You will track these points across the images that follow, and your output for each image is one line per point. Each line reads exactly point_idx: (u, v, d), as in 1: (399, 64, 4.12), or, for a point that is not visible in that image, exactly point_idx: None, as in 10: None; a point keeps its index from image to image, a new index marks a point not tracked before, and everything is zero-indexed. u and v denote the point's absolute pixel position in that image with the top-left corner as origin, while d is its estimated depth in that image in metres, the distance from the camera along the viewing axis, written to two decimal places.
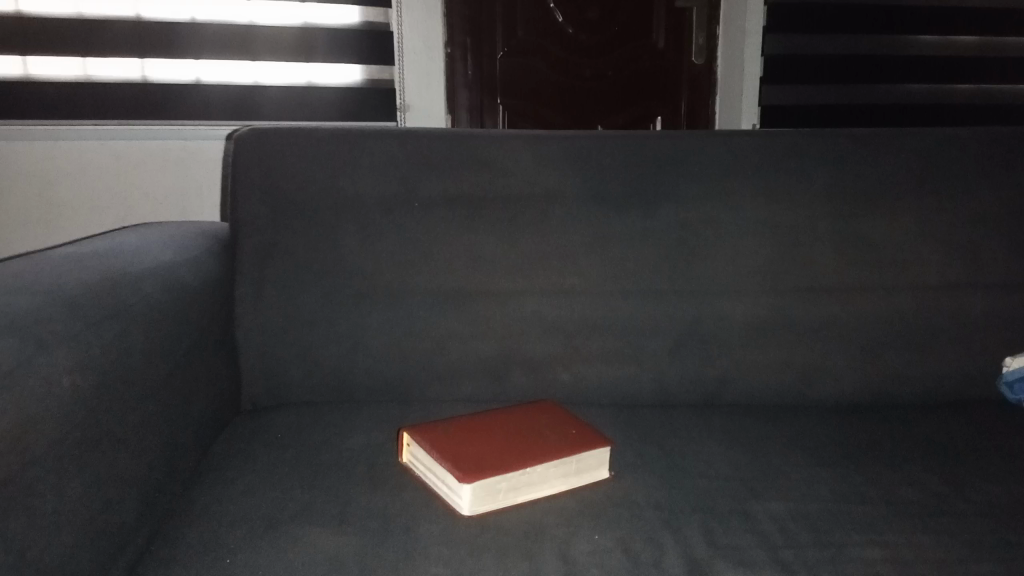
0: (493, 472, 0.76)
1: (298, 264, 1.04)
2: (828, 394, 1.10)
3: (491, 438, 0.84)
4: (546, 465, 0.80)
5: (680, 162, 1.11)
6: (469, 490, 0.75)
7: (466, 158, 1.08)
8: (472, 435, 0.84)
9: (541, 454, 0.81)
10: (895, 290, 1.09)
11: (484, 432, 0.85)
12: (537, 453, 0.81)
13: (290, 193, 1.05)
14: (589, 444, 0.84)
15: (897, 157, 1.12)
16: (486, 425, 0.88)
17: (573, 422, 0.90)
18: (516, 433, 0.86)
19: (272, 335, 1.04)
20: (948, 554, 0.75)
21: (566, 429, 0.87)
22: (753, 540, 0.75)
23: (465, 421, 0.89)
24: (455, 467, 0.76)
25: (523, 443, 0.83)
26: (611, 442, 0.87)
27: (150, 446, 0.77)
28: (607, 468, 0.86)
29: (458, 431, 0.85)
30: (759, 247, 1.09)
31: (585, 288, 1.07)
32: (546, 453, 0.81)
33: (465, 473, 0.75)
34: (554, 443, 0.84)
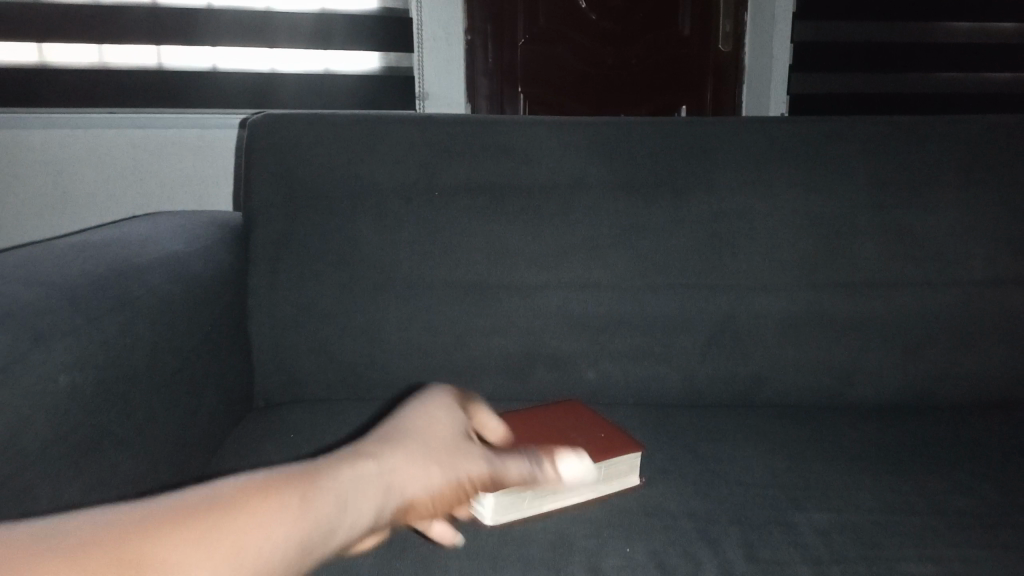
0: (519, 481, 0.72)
1: (313, 255, 1.00)
2: (867, 396, 1.04)
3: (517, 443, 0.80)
4: None
5: (713, 149, 1.05)
6: (492, 499, 0.72)
7: (488, 145, 1.03)
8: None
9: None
10: (942, 287, 1.03)
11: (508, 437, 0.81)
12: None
13: (305, 181, 1.01)
14: (620, 450, 0.79)
15: (943, 144, 1.06)
16: (509, 428, 0.84)
17: (601, 425, 0.85)
18: (542, 437, 0.82)
19: (287, 329, 1.00)
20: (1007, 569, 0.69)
21: (596, 432, 0.83)
22: (795, 554, 0.71)
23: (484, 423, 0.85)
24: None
25: (550, 448, 0.79)
26: (642, 446, 0.82)
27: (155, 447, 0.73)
28: (637, 474, 0.82)
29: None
30: (796, 240, 1.04)
31: (612, 283, 1.02)
32: (574, 457, 0.77)
33: None
34: (581, 447, 0.79)
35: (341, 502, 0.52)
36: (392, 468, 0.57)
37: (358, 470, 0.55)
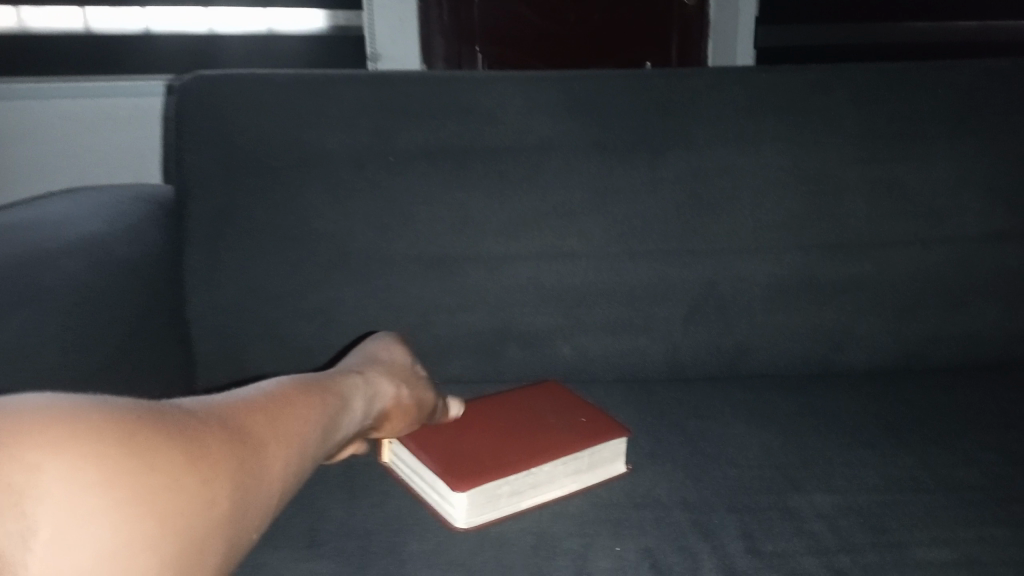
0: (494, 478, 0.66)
1: (255, 231, 0.90)
2: (859, 362, 0.98)
3: (488, 434, 0.73)
4: (554, 463, 0.69)
5: (688, 104, 0.96)
6: (465, 498, 0.65)
7: (447, 103, 0.93)
8: (463, 432, 0.74)
9: (546, 449, 0.70)
10: (935, 243, 0.97)
11: (479, 428, 0.74)
12: (539, 448, 0.70)
13: (243, 149, 0.90)
14: (603, 435, 0.73)
15: (935, 91, 0.98)
16: (478, 417, 0.77)
17: (580, 408, 0.78)
18: (514, 426, 0.75)
19: (230, 314, 0.90)
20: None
21: (575, 416, 0.76)
22: (800, 544, 0.65)
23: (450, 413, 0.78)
24: (447, 476, 0.66)
25: (524, 439, 0.72)
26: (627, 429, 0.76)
27: None
28: (623, 460, 0.75)
29: (446, 428, 0.74)
30: (782, 199, 0.96)
31: (587, 252, 0.94)
32: (552, 447, 0.70)
33: (458, 479, 0.65)
34: (559, 435, 0.73)
35: (350, 400, 0.64)
36: (379, 392, 0.68)
37: (353, 379, 0.66)
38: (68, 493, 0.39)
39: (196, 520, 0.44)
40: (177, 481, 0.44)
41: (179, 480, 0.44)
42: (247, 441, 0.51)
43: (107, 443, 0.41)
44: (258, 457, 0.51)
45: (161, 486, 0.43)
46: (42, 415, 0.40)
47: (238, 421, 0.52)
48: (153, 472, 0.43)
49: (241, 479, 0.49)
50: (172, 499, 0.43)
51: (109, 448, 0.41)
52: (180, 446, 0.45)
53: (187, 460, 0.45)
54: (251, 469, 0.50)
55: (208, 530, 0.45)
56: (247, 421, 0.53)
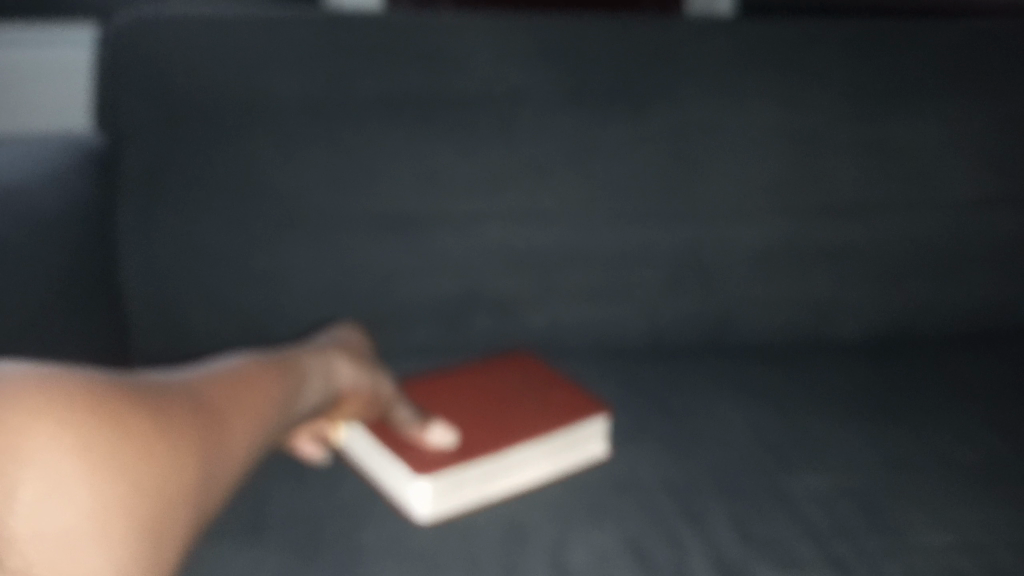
0: (459, 463, 0.61)
1: (197, 187, 0.81)
2: (848, 333, 0.93)
3: (456, 408, 0.68)
4: (528, 446, 0.64)
5: (672, 56, 0.89)
6: (428, 485, 0.60)
7: (412, 50, 0.85)
8: (429, 404, 0.68)
9: (518, 430, 0.65)
10: (927, 208, 0.92)
11: (446, 400, 0.69)
12: (511, 429, 0.65)
13: (183, 95, 0.81)
14: (581, 413, 0.67)
15: (928, 48, 0.92)
16: (448, 387, 0.71)
17: (557, 379, 0.73)
18: (485, 400, 0.69)
19: (170, 277, 0.82)
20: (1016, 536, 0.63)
21: (552, 390, 0.71)
22: (794, 528, 0.62)
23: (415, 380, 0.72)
24: (409, 462, 0.61)
25: (496, 416, 0.67)
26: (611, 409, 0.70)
27: None
28: (606, 448, 0.69)
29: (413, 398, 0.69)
30: (768, 159, 0.89)
31: (563, 214, 0.87)
32: (525, 427, 0.65)
33: (420, 464, 0.60)
34: (534, 413, 0.67)
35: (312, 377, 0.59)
36: (339, 374, 0.62)
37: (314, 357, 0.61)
38: (55, 455, 0.40)
39: (175, 483, 0.44)
40: (154, 448, 0.43)
41: (149, 449, 0.43)
42: (218, 416, 0.49)
43: (89, 409, 0.41)
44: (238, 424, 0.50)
45: (138, 454, 0.42)
46: (28, 381, 0.41)
47: (209, 396, 0.49)
48: (129, 440, 0.42)
49: (212, 453, 0.47)
50: (143, 468, 0.42)
51: (87, 417, 0.41)
52: (155, 412, 0.44)
53: (163, 428, 0.44)
54: (222, 444, 0.48)
55: (178, 501, 0.44)
56: (219, 396, 0.50)
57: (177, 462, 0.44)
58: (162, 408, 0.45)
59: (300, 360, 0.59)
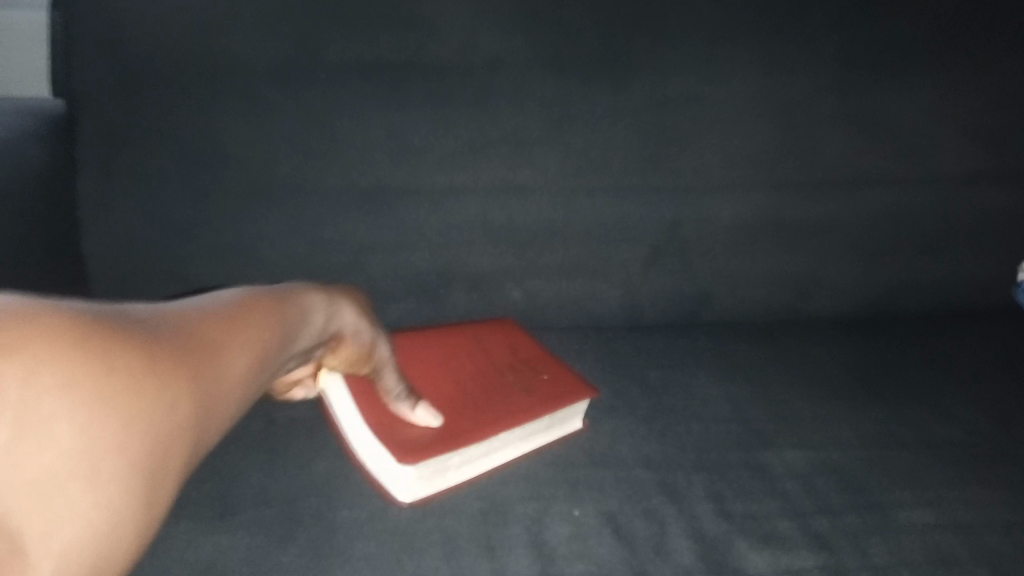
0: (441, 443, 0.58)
1: (161, 155, 0.78)
2: (823, 309, 0.94)
3: (438, 389, 0.66)
4: (512, 430, 0.62)
5: (658, 21, 0.84)
6: (412, 471, 0.57)
7: (384, 9, 0.80)
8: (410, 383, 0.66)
9: (503, 414, 0.63)
10: (909, 183, 0.91)
11: (427, 380, 0.67)
12: (495, 412, 0.63)
13: (141, 57, 0.76)
14: (566, 398, 0.66)
15: (922, 15, 0.89)
16: (429, 365, 0.69)
17: (539, 364, 0.72)
18: (468, 382, 0.67)
19: (137, 249, 0.79)
20: (992, 513, 0.63)
21: (537, 374, 0.69)
22: (775, 506, 0.62)
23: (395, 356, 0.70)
24: (387, 440, 0.58)
25: (479, 399, 0.65)
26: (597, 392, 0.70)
27: None
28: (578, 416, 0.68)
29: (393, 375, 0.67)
30: (751, 131, 0.87)
31: (540, 187, 0.85)
32: (511, 410, 0.63)
33: (405, 449, 0.57)
34: (519, 398, 0.65)
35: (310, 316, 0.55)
36: (336, 322, 0.58)
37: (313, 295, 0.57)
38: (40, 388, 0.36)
39: (157, 425, 0.40)
40: (136, 387, 0.39)
41: (133, 387, 0.39)
42: (210, 353, 0.45)
43: (70, 340, 0.37)
44: (230, 361, 0.46)
45: (119, 391, 0.38)
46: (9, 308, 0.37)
47: (201, 329, 0.46)
48: (110, 375, 0.38)
49: (205, 394, 0.43)
50: (132, 408, 0.39)
51: (72, 352, 0.37)
52: (141, 346, 0.40)
53: (149, 363, 0.40)
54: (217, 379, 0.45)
55: (168, 440, 0.41)
56: (215, 330, 0.46)
57: (170, 400, 0.41)
58: (153, 340, 0.41)
59: (297, 292, 0.55)
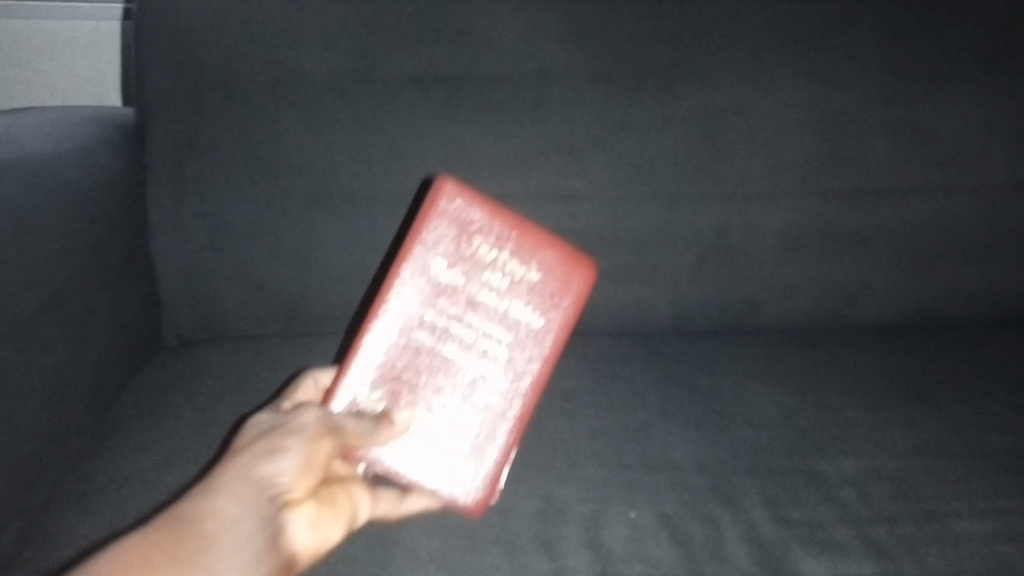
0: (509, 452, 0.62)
1: (226, 162, 0.81)
2: (872, 318, 0.93)
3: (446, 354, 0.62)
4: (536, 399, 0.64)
5: (707, 33, 0.85)
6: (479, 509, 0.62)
7: (439, 23, 0.82)
8: (419, 369, 0.62)
9: (528, 355, 0.63)
10: (960, 192, 0.90)
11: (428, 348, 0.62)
12: (519, 354, 0.63)
13: (210, 68, 0.79)
14: (565, 291, 0.63)
15: (968, 25, 0.89)
16: (413, 332, 0.62)
17: (504, 240, 0.63)
18: (464, 316, 0.62)
19: (200, 253, 0.82)
20: None
21: (521, 282, 0.63)
22: (830, 513, 0.62)
23: (368, 351, 0.62)
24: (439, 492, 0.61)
25: (490, 338, 0.62)
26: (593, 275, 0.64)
27: (27, 423, 0.58)
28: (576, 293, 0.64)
29: (394, 379, 0.62)
30: (802, 138, 0.87)
31: (589, 194, 0.86)
32: (534, 348, 0.63)
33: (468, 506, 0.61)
34: (523, 315, 0.63)
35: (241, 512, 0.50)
36: (261, 478, 0.51)
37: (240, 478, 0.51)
38: None
39: None
40: None
41: None
42: None
43: None
44: None
45: None
46: None
47: None
48: None
49: None
50: None
51: None
52: None
53: None
54: None
55: None
56: None
57: None
58: None
59: (228, 480, 0.51)
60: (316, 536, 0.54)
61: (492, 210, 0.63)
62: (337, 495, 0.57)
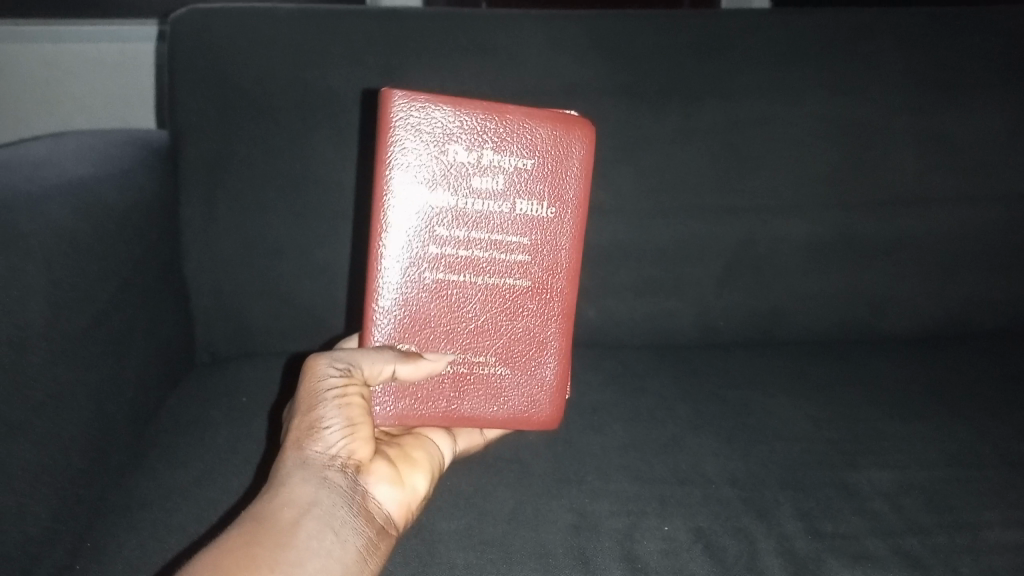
0: (552, 339, 0.66)
1: (258, 182, 0.82)
2: (900, 329, 0.93)
3: (472, 267, 0.64)
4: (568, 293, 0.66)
5: (729, 48, 0.86)
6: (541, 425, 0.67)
7: (465, 43, 0.84)
8: (448, 291, 0.64)
9: (548, 244, 0.65)
10: (984, 202, 0.90)
11: (448, 268, 0.64)
12: (538, 247, 0.64)
13: (242, 87, 0.80)
14: (565, 159, 0.64)
15: (989, 36, 0.89)
16: (427, 258, 0.63)
17: (481, 133, 0.62)
18: (474, 226, 0.63)
19: (233, 272, 0.83)
20: None
21: (518, 172, 0.63)
22: (864, 525, 0.62)
23: (388, 291, 0.63)
24: (500, 419, 0.66)
25: (508, 242, 0.64)
26: (587, 129, 0.64)
27: (74, 438, 0.59)
28: (576, 159, 0.64)
29: (425, 307, 0.64)
30: (826, 150, 0.88)
31: (614, 208, 0.86)
32: (552, 227, 0.65)
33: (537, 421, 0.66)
34: (531, 208, 0.64)
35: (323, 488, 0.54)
36: (318, 454, 0.55)
37: (309, 459, 0.55)
38: None
39: None
40: None
41: None
42: None
43: None
44: None
45: None
46: None
47: None
48: None
49: None
50: None
51: None
52: None
53: None
54: None
55: None
56: None
57: None
58: None
59: (296, 465, 0.55)
60: (401, 489, 0.59)
61: (458, 110, 0.62)
62: (407, 452, 0.63)
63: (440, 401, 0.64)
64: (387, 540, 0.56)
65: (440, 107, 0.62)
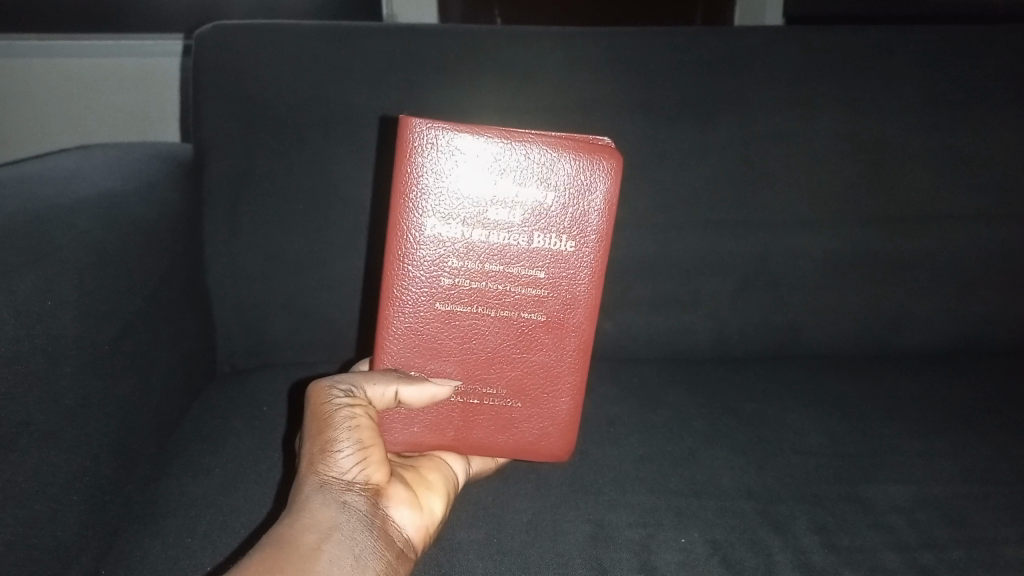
0: (566, 374, 0.65)
1: (280, 196, 0.83)
2: (915, 345, 0.93)
3: (484, 298, 0.63)
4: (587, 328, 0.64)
5: (746, 64, 0.87)
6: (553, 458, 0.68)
7: (485, 60, 0.85)
8: (460, 323, 0.63)
9: (566, 279, 0.63)
10: (998, 218, 0.90)
11: (462, 299, 0.63)
12: (554, 282, 0.63)
13: (266, 103, 0.82)
14: (587, 191, 0.61)
15: (1004, 53, 0.90)
16: (441, 288, 0.62)
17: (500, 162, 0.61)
18: (489, 258, 0.62)
19: (254, 283, 0.85)
20: None
21: (537, 204, 0.61)
22: (880, 538, 0.62)
23: (401, 319, 0.63)
24: (512, 450, 0.66)
25: (523, 276, 0.63)
26: (612, 159, 0.61)
27: (103, 445, 0.60)
28: (601, 192, 0.62)
29: (436, 337, 0.63)
30: (840, 166, 0.88)
31: (630, 222, 0.87)
32: (571, 261, 0.63)
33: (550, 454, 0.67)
34: (550, 243, 0.62)
35: (342, 510, 0.54)
36: (335, 479, 0.56)
37: (326, 483, 0.55)
38: None
39: None
40: None
41: None
42: None
43: None
44: None
45: None
46: None
47: None
48: None
49: None
50: None
51: None
52: None
53: None
54: None
55: None
56: None
57: None
58: None
59: (314, 488, 0.55)
60: (418, 514, 0.59)
61: (476, 139, 0.60)
62: (422, 475, 0.63)
63: (452, 428, 0.65)
64: (406, 564, 0.57)
65: (459, 135, 0.60)
